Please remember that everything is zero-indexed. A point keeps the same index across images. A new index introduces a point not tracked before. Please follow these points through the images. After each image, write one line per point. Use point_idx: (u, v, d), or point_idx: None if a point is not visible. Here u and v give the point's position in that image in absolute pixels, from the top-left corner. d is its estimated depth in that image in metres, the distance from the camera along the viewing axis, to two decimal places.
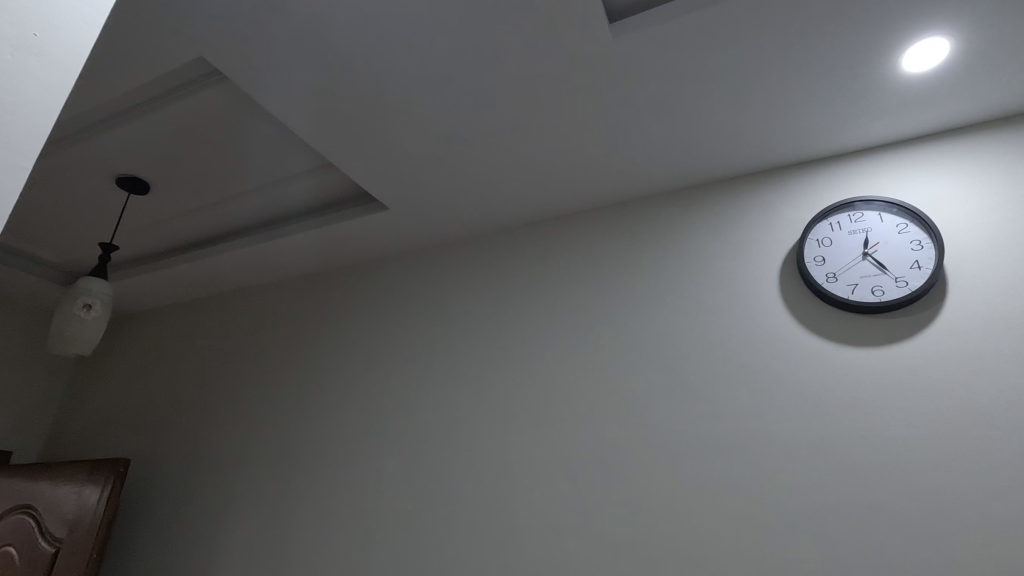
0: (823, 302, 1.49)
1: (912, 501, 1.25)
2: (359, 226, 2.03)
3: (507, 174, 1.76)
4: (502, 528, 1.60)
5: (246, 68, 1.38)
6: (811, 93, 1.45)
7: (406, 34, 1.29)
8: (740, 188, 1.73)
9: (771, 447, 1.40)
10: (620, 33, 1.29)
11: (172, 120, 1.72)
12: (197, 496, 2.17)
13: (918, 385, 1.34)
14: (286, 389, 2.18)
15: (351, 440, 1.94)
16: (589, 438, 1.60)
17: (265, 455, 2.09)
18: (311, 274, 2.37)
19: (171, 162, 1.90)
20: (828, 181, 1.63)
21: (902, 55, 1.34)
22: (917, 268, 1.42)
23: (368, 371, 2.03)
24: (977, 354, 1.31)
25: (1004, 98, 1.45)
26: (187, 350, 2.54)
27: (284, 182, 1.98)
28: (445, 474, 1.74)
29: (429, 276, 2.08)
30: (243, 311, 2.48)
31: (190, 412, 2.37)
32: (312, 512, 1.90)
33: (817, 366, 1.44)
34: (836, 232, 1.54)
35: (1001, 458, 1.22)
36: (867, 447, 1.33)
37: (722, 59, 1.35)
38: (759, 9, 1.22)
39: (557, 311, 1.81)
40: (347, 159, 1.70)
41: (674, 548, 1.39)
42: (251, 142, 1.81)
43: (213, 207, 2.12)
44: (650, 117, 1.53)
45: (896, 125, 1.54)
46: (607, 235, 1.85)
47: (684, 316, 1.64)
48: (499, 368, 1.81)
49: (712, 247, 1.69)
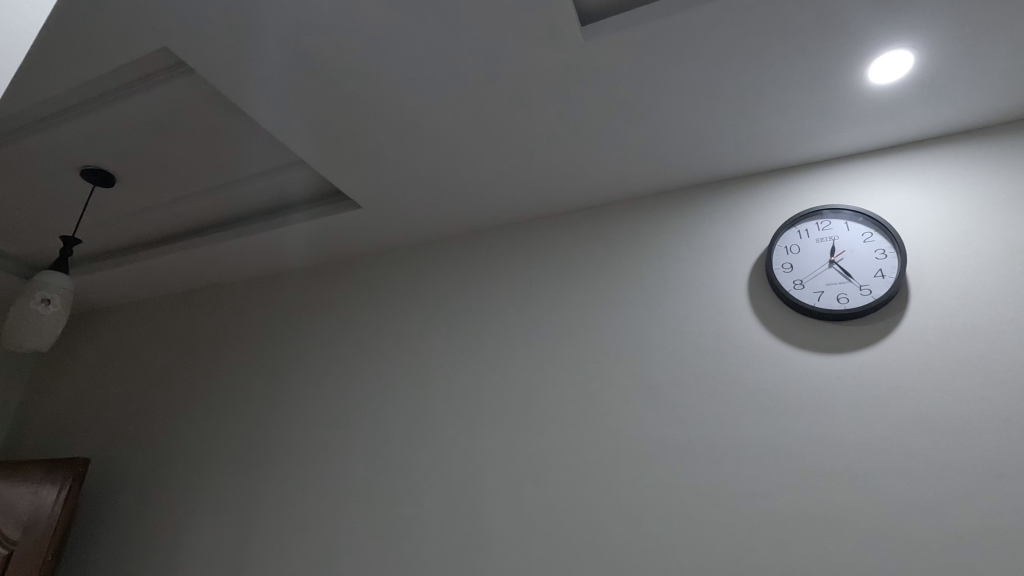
0: (790, 306, 1.51)
1: (871, 505, 1.26)
2: (331, 226, 2.00)
3: (481, 175, 1.75)
4: (468, 529, 1.58)
5: (213, 60, 1.35)
6: (782, 102, 1.46)
7: (376, 32, 1.28)
8: (711, 193, 1.74)
9: (735, 450, 1.41)
10: (593, 36, 1.29)
11: (136, 110, 1.68)
12: (161, 494, 2.12)
13: (878, 389, 1.36)
14: (254, 389, 2.13)
15: (317, 439, 1.92)
16: (558, 442, 1.59)
17: (230, 452, 2.06)
18: (283, 273, 2.33)
19: (137, 153, 1.85)
20: (797, 188, 1.65)
21: (873, 64, 1.36)
22: (880, 277, 1.44)
23: (338, 371, 2.00)
24: (936, 365, 1.34)
25: (970, 111, 1.48)
26: (153, 347, 2.49)
27: (254, 178, 1.95)
28: (412, 477, 1.71)
29: (400, 278, 2.06)
30: (211, 307, 2.43)
31: (155, 411, 2.32)
32: (275, 511, 1.87)
33: (781, 368, 1.46)
34: (804, 239, 1.55)
35: (957, 461, 1.24)
36: (828, 451, 1.34)
37: (694, 65, 1.36)
38: (731, 17, 1.23)
39: (528, 315, 1.80)
40: (318, 157, 1.67)
41: (639, 549, 1.39)
42: (219, 137, 1.78)
43: (181, 201, 2.07)
44: (622, 122, 1.54)
45: (866, 134, 1.56)
46: (579, 239, 1.85)
47: (654, 320, 1.64)
48: (469, 368, 1.80)
49: (682, 252, 1.69)
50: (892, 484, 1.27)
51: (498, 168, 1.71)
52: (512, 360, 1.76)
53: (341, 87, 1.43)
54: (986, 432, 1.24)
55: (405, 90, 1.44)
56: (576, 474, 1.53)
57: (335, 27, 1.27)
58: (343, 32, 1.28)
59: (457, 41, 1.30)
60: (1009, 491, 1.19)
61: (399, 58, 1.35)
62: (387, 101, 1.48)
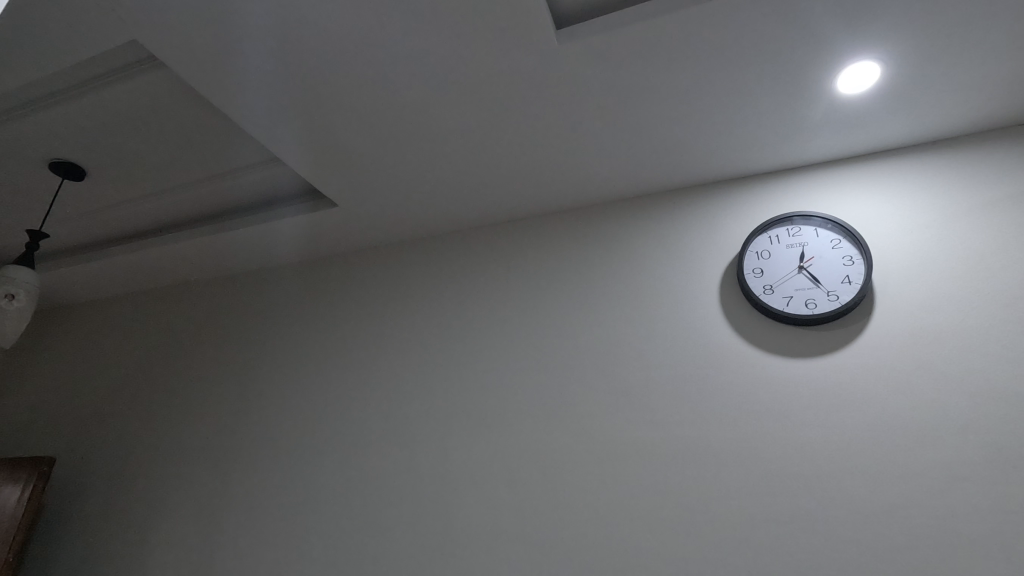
0: (760, 311, 1.53)
1: (834, 507, 1.29)
2: (306, 224, 1.98)
3: (457, 176, 1.74)
4: (440, 530, 1.58)
5: (185, 54, 1.33)
6: (753, 110, 1.49)
7: (350, 32, 1.27)
8: (686, 198, 1.76)
9: (704, 452, 1.43)
10: (568, 40, 1.30)
11: (106, 103, 1.65)
12: (129, 494, 2.08)
13: (844, 393, 1.39)
14: (227, 387, 2.11)
15: (289, 438, 1.90)
16: (530, 442, 1.59)
17: (201, 451, 2.03)
18: (257, 271, 2.30)
19: (108, 147, 1.82)
20: (768, 195, 1.68)
21: (842, 74, 1.38)
22: (847, 283, 1.47)
23: (312, 370, 1.98)
24: (897, 370, 1.37)
25: (934, 122, 1.52)
26: (123, 344, 2.44)
27: (227, 174, 1.93)
28: (384, 478, 1.70)
29: (376, 277, 2.05)
30: (185, 304, 2.39)
31: (125, 410, 2.28)
32: (245, 511, 1.84)
33: (749, 373, 1.48)
34: (774, 245, 1.58)
35: (918, 464, 1.27)
36: (793, 454, 1.36)
37: (668, 72, 1.37)
38: (702, 24, 1.25)
39: (504, 316, 1.80)
40: (292, 155, 1.66)
41: (610, 552, 1.40)
42: (192, 131, 1.75)
43: (154, 196, 2.04)
44: (598, 126, 1.54)
45: (835, 143, 1.59)
46: (556, 241, 1.86)
47: (628, 322, 1.65)
48: (443, 369, 1.80)
49: (656, 256, 1.71)
50: (853, 486, 1.29)
51: (474, 169, 1.71)
52: (486, 361, 1.76)
53: (316, 86, 1.42)
54: (945, 437, 1.28)
55: (381, 91, 1.44)
56: (547, 475, 1.54)
57: (309, 25, 1.26)
58: (317, 30, 1.27)
59: (434, 43, 1.30)
60: (964, 492, 1.22)
61: (374, 58, 1.34)
62: (361, 101, 1.47)
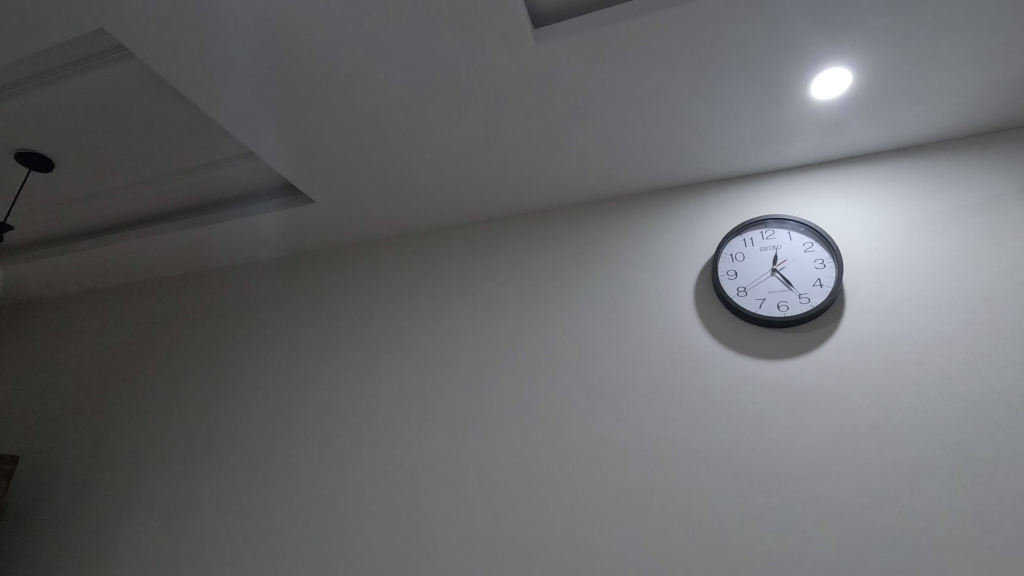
0: (733, 313, 1.54)
1: (803, 506, 1.30)
2: (283, 220, 1.96)
3: (435, 174, 1.73)
4: (413, 529, 1.56)
5: (156, 44, 1.30)
6: (729, 113, 1.50)
7: (325, 26, 1.26)
8: (664, 200, 1.77)
9: (678, 452, 1.43)
10: (545, 39, 1.29)
11: (75, 92, 1.61)
12: (97, 493, 2.03)
13: (813, 394, 1.40)
14: (200, 385, 2.07)
15: (262, 436, 1.87)
16: (506, 442, 1.59)
17: (172, 450, 1.99)
18: (232, 267, 2.26)
19: (78, 138, 1.77)
20: (743, 198, 1.69)
21: (816, 80, 1.40)
22: (818, 285, 1.48)
23: (286, 368, 1.95)
24: (866, 372, 1.39)
25: (904, 129, 1.54)
26: (93, 340, 2.38)
27: (201, 167, 1.89)
28: (358, 478, 1.68)
29: (352, 274, 2.03)
30: (158, 300, 2.34)
31: (94, 408, 2.22)
32: (216, 510, 1.81)
33: (722, 374, 1.49)
34: (748, 247, 1.59)
35: (884, 465, 1.29)
36: (764, 455, 1.37)
37: (644, 74, 1.38)
38: (679, 26, 1.26)
39: (481, 314, 1.79)
40: (267, 151, 1.63)
41: (582, 552, 1.40)
42: (164, 123, 1.71)
43: (126, 189, 2.00)
44: (576, 126, 1.55)
45: (809, 148, 1.61)
46: (534, 241, 1.85)
47: (604, 323, 1.65)
48: (419, 367, 1.78)
49: (632, 257, 1.71)
50: (823, 487, 1.31)
51: (452, 167, 1.70)
52: (462, 360, 1.74)
53: (292, 81, 1.40)
54: (910, 438, 1.30)
55: (358, 87, 1.42)
56: (522, 475, 1.53)
57: (284, 17, 1.24)
58: (291, 24, 1.25)
59: (411, 40, 1.29)
60: (928, 492, 1.24)
61: (351, 55, 1.33)
62: (336, 97, 1.45)
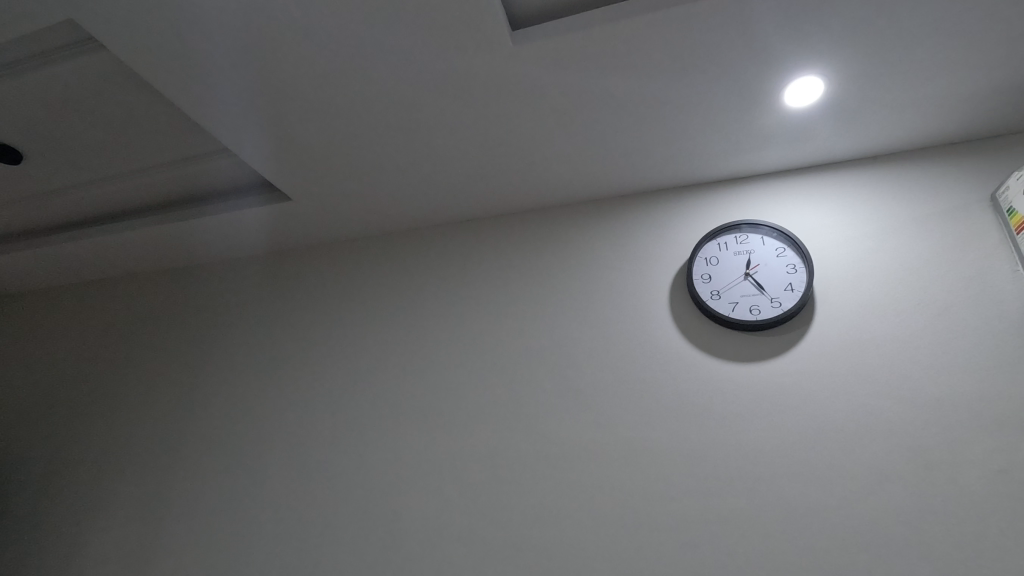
0: (707, 317, 1.55)
1: (770, 507, 1.33)
2: (259, 217, 1.93)
3: (413, 174, 1.73)
4: (387, 528, 1.56)
5: (127, 36, 1.28)
6: (705, 118, 1.52)
7: (301, 22, 1.25)
8: (641, 204, 1.78)
9: (651, 453, 1.45)
10: (523, 41, 1.30)
11: (43, 83, 1.57)
12: (64, 493, 1.99)
13: (783, 397, 1.43)
14: (172, 384, 2.04)
15: (235, 435, 1.85)
16: (480, 442, 1.59)
17: (142, 449, 1.96)
18: (206, 264, 2.23)
19: (46, 130, 1.73)
20: (719, 203, 1.71)
21: (789, 88, 1.43)
22: (789, 290, 1.51)
23: (260, 366, 1.93)
24: (834, 375, 1.42)
25: (874, 138, 1.58)
26: (61, 338, 2.32)
27: (175, 162, 1.86)
28: (331, 478, 1.67)
29: (329, 273, 2.01)
30: (129, 297, 2.30)
31: (62, 406, 2.17)
32: (187, 509, 1.79)
33: (695, 377, 1.51)
34: (722, 252, 1.61)
35: (849, 466, 1.32)
36: (735, 456, 1.39)
37: (621, 78, 1.39)
38: (655, 31, 1.27)
39: (459, 315, 1.79)
40: (243, 148, 1.61)
41: (555, 551, 1.40)
42: (136, 117, 1.69)
43: (97, 183, 1.96)
44: (554, 129, 1.55)
45: (782, 154, 1.64)
46: (512, 242, 1.85)
47: (580, 323, 1.66)
48: (394, 367, 1.77)
49: (609, 259, 1.73)
50: (790, 488, 1.33)
51: (430, 166, 1.70)
52: (439, 360, 1.74)
53: (267, 77, 1.39)
54: (875, 439, 1.33)
55: (335, 85, 1.41)
56: (496, 475, 1.53)
57: (259, 13, 1.23)
58: (266, 20, 1.24)
59: (388, 38, 1.28)
60: (891, 492, 1.28)
61: (327, 52, 1.32)
62: (313, 94, 1.44)
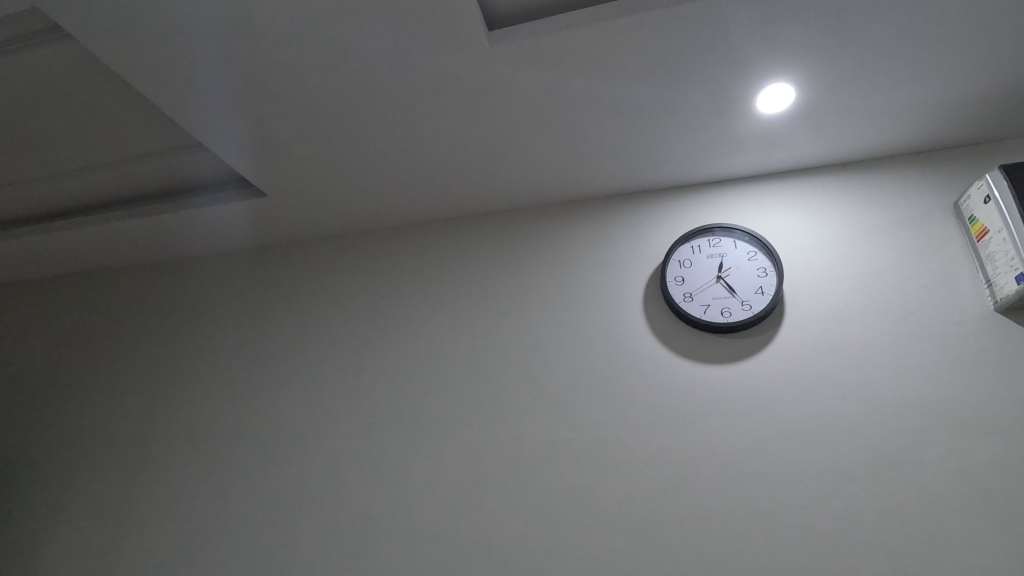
0: (679, 319, 1.57)
1: (738, 507, 1.34)
2: (232, 213, 1.91)
3: (388, 172, 1.72)
4: (357, 528, 1.55)
5: (95, 27, 1.26)
6: (680, 122, 1.53)
7: (273, 17, 1.23)
8: (617, 206, 1.79)
9: (623, 453, 1.46)
10: (498, 41, 1.30)
11: (5, 71, 1.54)
12: (25, 493, 1.93)
13: (752, 397, 1.45)
14: (140, 382, 2.00)
15: (204, 434, 1.82)
16: (453, 441, 1.58)
17: (108, 448, 1.91)
18: (177, 261, 2.19)
19: (10, 120, 1.69)
20: (693, 206, 1.73)
21: (761, 94, 1.45)
22: (760, 293, 1.53)
23: (231, 365, 1.90)
24: (802, 378, 1.44)
25: (843, 145, 1.61)
26: (24, 335, 2.25)
27: (145, 155, 1.82)
28: (302, 477, 1.65)
29: (304, 271, 1.99)
30: (96, 293, 2.24)
31: (24, 404, 2.11)
32: (154, 508, 1.76)
33: (667, 378, 1.52)
34: (695, 254, 1.63)
35: (814, 467, 1.35)
36: (705, 457, 1.41)
37: (596, 81, 1.40)
38: (629, 34, 1.28)
39: (434, 314, 1.78)
40: (216, 143, 1.59)
41: (528, 549, 1.41)
42: (103, 109, 1.65)
43: (63, 175, 1.91)
44: (532, 129, 1.55)
45: (755, 159, 1.66)
46: (488, 242, 1.85)
47: (555, 324, 1.67)
48: (367, 366, 1.76)
49: (585, 260, 1.74)
50: (757, 487, 1.35)
51: (406, 165, 1.69)
52: (414, 359, 1.73)
53: (240, 72, 1.37)
54: (839, 440, 1.36)
55: (310, 81, 1.40)
56: (468, 475, 1.53)
57: (231, 7, 1.21)
58: (238, 14, 1.23)
59: (362, 35, 1.28)
60: (854, 493, 1.30)
61: (301, 48, 1.31)
62: (287, 91, 1.43)
